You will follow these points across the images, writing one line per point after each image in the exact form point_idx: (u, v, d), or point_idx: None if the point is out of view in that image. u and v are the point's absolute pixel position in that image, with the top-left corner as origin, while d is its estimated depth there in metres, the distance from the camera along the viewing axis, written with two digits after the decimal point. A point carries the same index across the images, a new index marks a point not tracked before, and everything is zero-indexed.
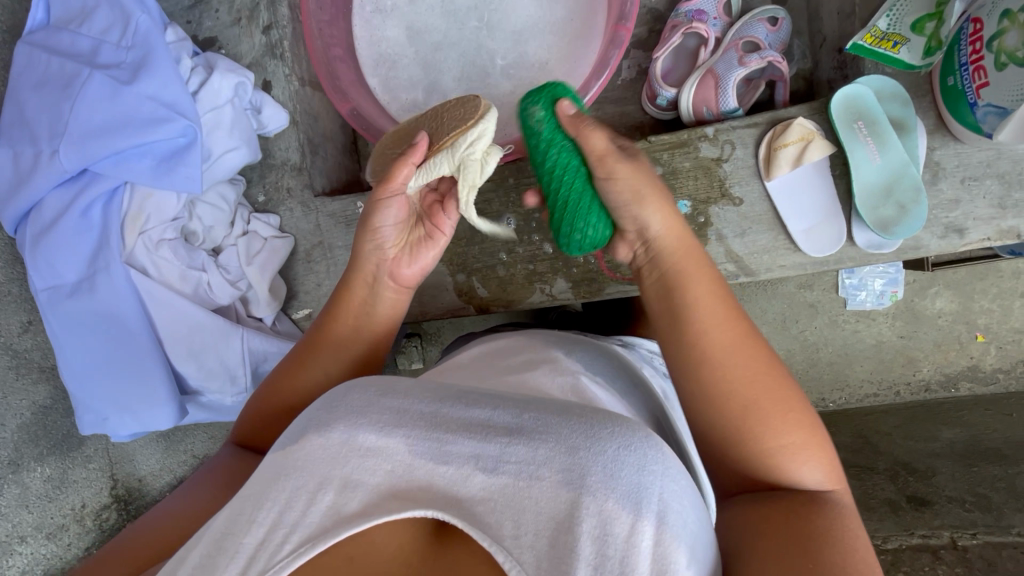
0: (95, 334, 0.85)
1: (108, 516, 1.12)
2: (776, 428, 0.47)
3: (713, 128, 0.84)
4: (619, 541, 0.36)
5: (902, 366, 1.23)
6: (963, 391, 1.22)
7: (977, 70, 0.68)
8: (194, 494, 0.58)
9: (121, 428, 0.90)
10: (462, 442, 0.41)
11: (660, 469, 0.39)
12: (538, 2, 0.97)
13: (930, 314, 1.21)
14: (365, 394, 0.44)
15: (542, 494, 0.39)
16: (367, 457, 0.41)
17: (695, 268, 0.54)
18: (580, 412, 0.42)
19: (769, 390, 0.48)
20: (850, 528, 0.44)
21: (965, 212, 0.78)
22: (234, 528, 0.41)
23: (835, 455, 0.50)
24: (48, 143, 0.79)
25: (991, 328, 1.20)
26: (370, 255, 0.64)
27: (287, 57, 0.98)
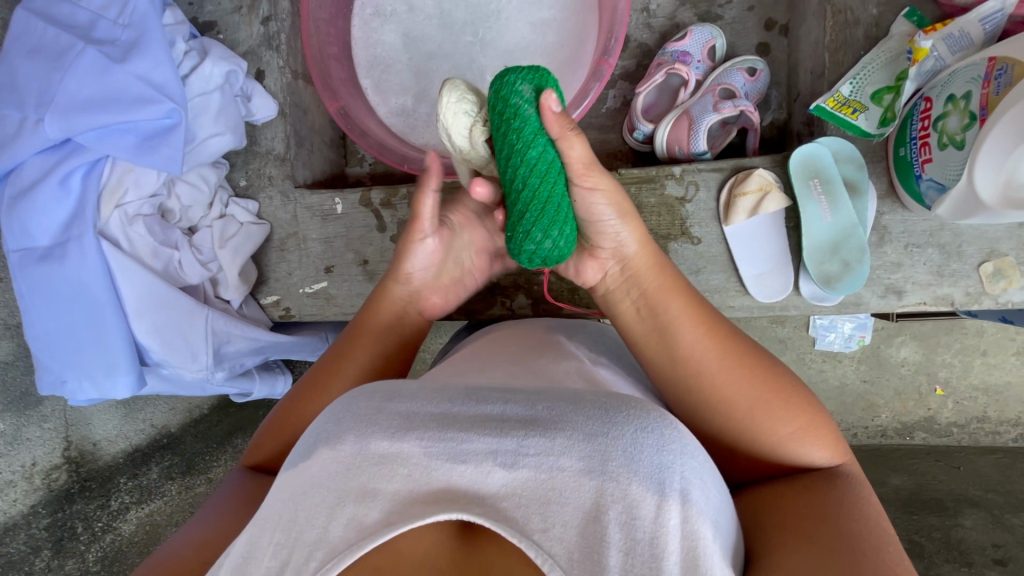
0: (63, 300, 0.87)
1: (57, 476, 1.13)
2: (776, 421, 0.56)
3: (680, 168, 0.87)
4: (647, 522, 0.43)
5: (862, 409, 1.38)
6: (917, 439, 1.37)
7: (923, 146, 0.72)
8: (212, 519, 0.60)
9: (78, 393, 0.92)
10: (482, 439, 0.47)
11: (679, 446, 0.45)
12: (531, 25, 1.00)
13: (893, 361, 1.36)
14: (371, 403, 0.51)
15: (567, 484, 0.45)
16: (382, 463, 0.47)
17: (671, 286, 0.63)
18: (590, 404, 0.48)
19: (767, 391, 0.57)
20: (863, 493, 0.53)
21: (905, 276, 0.82)
22: (254, 553, 0.46)
23: (835, 427, 0.58)
24: (34, 110, 0.81)
25: (949, 382, 1.35)
26: (398, 281, 0.73)
27: (282, 49, 1.00)
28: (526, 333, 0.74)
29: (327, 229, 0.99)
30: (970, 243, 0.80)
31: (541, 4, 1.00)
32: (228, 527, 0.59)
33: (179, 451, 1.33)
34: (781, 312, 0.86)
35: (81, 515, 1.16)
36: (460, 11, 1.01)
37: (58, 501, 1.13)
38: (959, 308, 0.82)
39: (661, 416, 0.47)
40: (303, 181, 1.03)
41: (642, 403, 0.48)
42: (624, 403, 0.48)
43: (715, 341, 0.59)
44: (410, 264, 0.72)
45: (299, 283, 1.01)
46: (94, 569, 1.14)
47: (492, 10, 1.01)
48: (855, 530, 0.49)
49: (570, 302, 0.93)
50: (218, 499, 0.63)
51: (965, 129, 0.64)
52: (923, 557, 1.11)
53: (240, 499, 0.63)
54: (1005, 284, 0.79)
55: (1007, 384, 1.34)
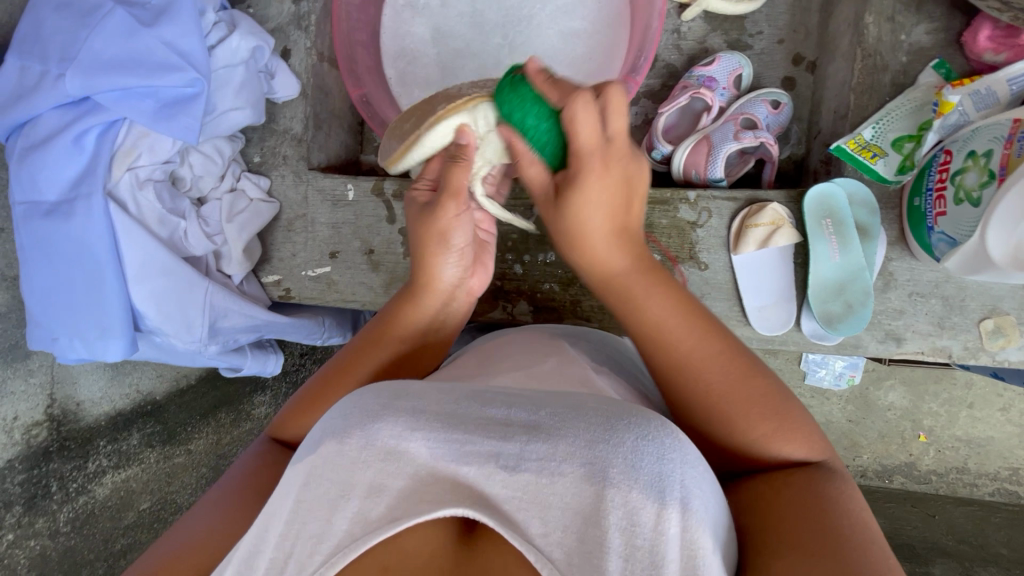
0: (65, 259, 0.87)
1: (37, 433, 1.12)
2: (749, 418, 0.57)
3: (695, 193, 0.87)
4: (647, 530, 0.43)
5: (845, 447, 1.39)
6: (896, 483, 1.38)
7: (938, 198, 0.72)
8: (219, 510, 0.60)
9: (69, 351, 0.91)
10: (484, 442, 0.48)
11: (679, 456, 0.45)
12: (562, 35, 1.00)
13: (881, 404, 1.37)
14: (379, 398, 0.51)
15: (566, 489, 0.45)
16: (389, 461, 0.47)
17: (642, 288, 0.63)
18: (593, 411, 0.49)
19: (738, 394, 0.57)
20: (847, 494, 0.54)
21: (906, 324, 0.82)
22: (262, 546, 0.47)
23: (809, 420, 0.58)
24: (56, 64, 0.80)
25: (933, 431, 1.36)
26: (444, 278, 0.71)
27: (311, 30, 1.00)
28: (531, 337, 0.74)
29: (336, 214, 0.99)
30: (973, 299, 0.81)
31: (574, 14, 1.00)
32: (238, 522, 0.59)
33: (161, 420, 1.32)
34: (779, 346, 0.86)
35: (57, 473, 1.15)
36: (492, 12, 1.01)
37: (36, 458, 1.12)
38: (956, 361, 0.82)
39: (662, 425, 0.47)
40: (317, 164, 1.02)
41: (644, 412, 0.49)
42: (626, 413, 0.49)
43: (692, 334, 0.60)
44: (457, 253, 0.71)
45: (301, 265, 1.01)
46: (64, 530, 1.16)
47: (525, 15, 1.01)
48: (840, 527, 0.50)
49: (571, 313, 0.93)
50: (229, 486, 0.63)
51: (982, 188, 0.65)
52: None
53: (253, 484, 0.63)
54: (1003, 342, 0.80)
55: (990, 438, 1.35)
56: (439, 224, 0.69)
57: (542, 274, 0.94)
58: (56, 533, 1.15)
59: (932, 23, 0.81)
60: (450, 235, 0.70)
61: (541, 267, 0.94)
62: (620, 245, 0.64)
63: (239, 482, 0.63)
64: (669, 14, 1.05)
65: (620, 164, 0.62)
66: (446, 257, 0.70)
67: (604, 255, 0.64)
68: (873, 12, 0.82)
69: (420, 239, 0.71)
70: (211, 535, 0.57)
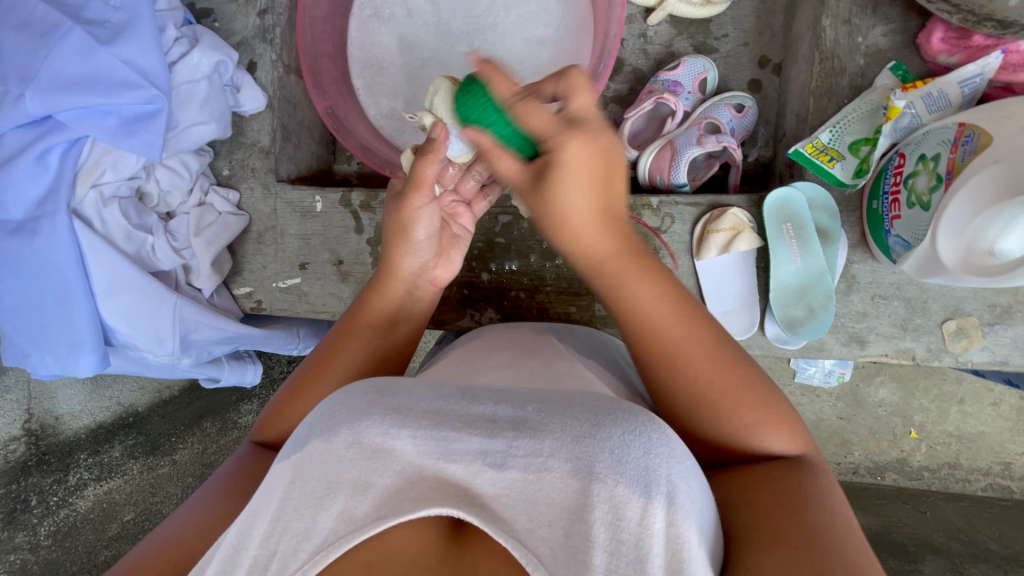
0: (33, 280, 0.88)
1: (17, 447, 1.21)
2: (735, 407, 0.57)
3: (658, 199, 0.87)
4: (632, 524, 0.43)
5: (836, 445, 1.39)
6: (888, 480, 1.37)
7: (894, 202, 0.72)
8: (205, 505, 0.61)
9: (42, 367, 0.93)
10: (469, 439, 0.48)
11: (665, 451, 0.46)
12: (527, 42, 1.00)
13: (871, 401, 1.36)
14: (366, 397, 0.51)
15: (553, 485, 0.45)
16: (377, 460, 0.47)
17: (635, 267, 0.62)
18: (579, 407, 0.50)
19: (738, 386, 0.57)
20: (823, 485, 0.54)
21: (869, 326, 0.82)
22: (245, 543, 0.47)
23: (798, 420, 0.59)
24: (17, 85, 0.81)
25: (925, 427, 1.35)
26: (408, 266, 0.72)
27: (276, 43, 1.00)
28: (520, 334, 0.74)
29: (305, 226, 1.00)
30: (936, 300, 0.81)
31: (539, 21, 1.00)
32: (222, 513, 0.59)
33: (143, 432, 1.29)
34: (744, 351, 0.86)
35: (37, 487, 1.22)
36: (457, 21, 1.02)
37: (15, 472, 1.21)
38: (921, 363, 0.82)
39: (650, 420, 0.48)
40: (285, 176, 1.03)
41: (629, 408, 0.49)
42: (614, 408, 0.49)
43: (681, 322, 0.60)
44: (414, 230, 0.69)
45: (272, 276, 1.01)
46: (44, 543, 1.21)
47: (490, 23, 1.01)
48: (823, 525, 0.50)
49: (540, 320, 0.93)
50: (220, 478, 0.64)
51: (931, 192, 0.64)
52: None
53: (239, 480, 0.63)
54: (966, 343, 0.80)
55: (981, 433, 1.34)
56: (404, 216, 0.68)
57: (509, 282, 0.94)
58: (36, 546, 1.20)
59: (888, 25, 0.81)
60: (414, 227, 0.69)
61: (510, 274, 0.94)
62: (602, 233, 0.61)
63: (230, 476, 0.64)
64: (635, 19, 1.05)
65: (599, 140, 0.57)
66: (411, 248, 0.71)
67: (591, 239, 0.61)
68: (830, 15, 0.82)
69: (388, 229, 0.72)
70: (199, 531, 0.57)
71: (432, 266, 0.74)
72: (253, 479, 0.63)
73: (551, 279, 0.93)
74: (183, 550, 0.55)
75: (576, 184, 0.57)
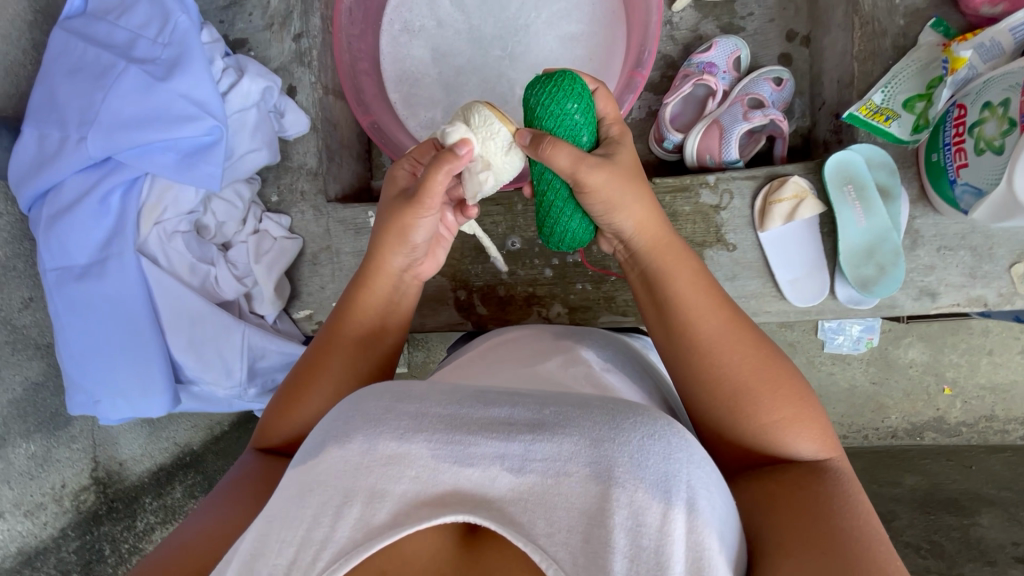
0: (102, 323, 0.87)
1: (85, 498, 1.08)
2: (767, 403, 0.56)
3: (714, 176, 0.89)
4: (653, 530, 0.41)
5: (872, 411, 1.32)
6: (927, 440, 1.31)
7: (958, 152, 0.74)
8: (217, 510, 0.59)
9: (113, 411, 0.92)
10: (486, 443, 0.45)
11: (685, 456, 0.44)
12: (560, 40, 1.02)
13: (902, 362, 1.31)
14: (381, 402, 0.49)
15: (573, 489, 0.43)
16: (390, 465, 0.45)
17: (671, 261, 0.63)
18: (598, 409, 0.47)
19: (765, 381, 0.56)
20: (850, 493, 0.52)
21: (938, 278, 0.84)
22: (265, 549, 0.44)
23: (827, 420, 0.57)
24: (76, 129, 0.81)
25: (958, 382, 1.30)
26: (393, 264, 0.70)
27: (314, 65, 1.01)
28: (535, 338, 0.73)
29: (361, 242, 1.00)
30: (1001, 245, 0.82)
31: (570, 17, 1.02)
32: (235, 520, 0.58)
33: (200, 471, 1.31)
34: (817, 316, 0.87)
35: (108, 537, 1.12)
36: (489, 26, 1.03)
37: (87, 522, 1.08)
38: (992, 308, 0.84)
39: (669, 423, 0.45)
40: (334, 196, 1.02)
41: (648, 410, 0.47)
42: (633, 410, 0.47)
43: (721, 314, 0.60)
44: (412, 234, 0.68)
45: (332, 297, 1.01)
46: None
47: (521, 25, 1.02)
48: (840, 528, 0.49)
49: (606, 310, 0.94)
50: (227, 484, 0.62)
51: (1004, 136, 0.66)
52: (944, 557, 1.05)
53: (252, 485, 0.62)
54: None
55: (1014, 383, 1.29)
56: (403, 221, 0.67)
57: (573, 274, 0.95)
58: None
59: None
60: (413, 231, 0.68)
61: (573, 267, 0.95)
62: (654, 217, 0.64)
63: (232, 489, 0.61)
64: None
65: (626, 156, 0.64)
66: (401, 249, 0.69)
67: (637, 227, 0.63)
68: None
69: (382, 228, 0.70)
70: (214, 537, 0.56)
71: (420, 265, 0.73)
72: (264, 488, 0.61)
73: (615, 268, 0.93)
74: (194, 557, 0.54)
75: (620, 188, 0.62)
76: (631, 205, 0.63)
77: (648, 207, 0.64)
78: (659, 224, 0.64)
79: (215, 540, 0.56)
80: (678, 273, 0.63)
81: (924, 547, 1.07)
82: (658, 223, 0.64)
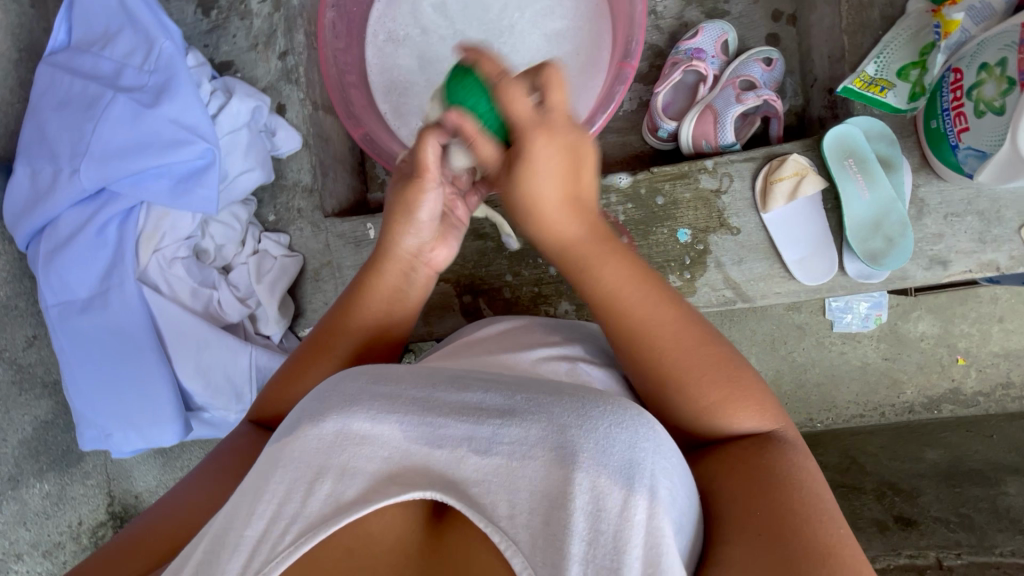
0: (108, 355, 0.86)
1: (104, 533, 1.11)
2: (704, 386, 0.55)
3: (712, 161, 0.88)
4: (612, 515, 0.42)
5: (887, 388, 1.22)
6: (945, 413, 1.21)
7: (957, 116, 0.73)
8: (197, 486, 0.61)
9: (125, 444, 0.91)
10: (458, 425, 0.47)
11: (652, 445, 0.45)
12: (546, 37, 1.02)
13: (913, 336, 1.21)
14: (358, 382, 0.50)
15: (535, 472, 0.44)
16: (362, 445, 0.46)
17: (598, 250, 0.61)
18: (569, 396, 0.48)
19: (701, 363, 0.55)
20: (799, 462, 0.52)
21: (948, 246, 0.83)
22: (235, 524, 0.45)
23: (771, 395, 0.57)
24: (69, 162, 0.81)
25: (971, 351, 1.21)
26: (405, 247, 0.68)
27: (302, 82, 1.00)
28: (523, 330, 0.70)
29: (361, 255, 0.97)
30: (1009, 208, 0.81)
31: (554, 14, 1.02)
32: (210, 498, 0.60)
33: None
34: (828, 294, 0.86)
35: None
36: (473, 29, 1.03)
37: None
38: (1006, 272, 0.82)
39: (640, 414, 0.47)
40: (332, 211, 1.01)
41: (617, 399, 0.48)
42: (599, 399, 0.48)
43: (649, 299, 0.58)
44: (417, 212, 0.67)
45: None
46: None
47: (506, 26, 1.02)
48: (790, 502, 0.48)
49: None
50: (212, 457, 0.65)
51: (1003, 96, 0.66)
52: (974, 529, 0.91)
53: (228, 461, 0.63)
54: None
55: None
56: (407, 198, 0.66)
57: None
58: None
59: None
60: (418, 209, 0.66)
61: None
62: (576, 207, 0.61)
63: (211, 465, 0.64)
64: None
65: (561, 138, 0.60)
66: (410, 228, 0.67)
67: (562, 221, 0.61)
68: None
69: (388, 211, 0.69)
70: (193, 510, 0.59)
71: (429, 247, 0.70)
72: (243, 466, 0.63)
73: None
74: (166, 538, 0.56)
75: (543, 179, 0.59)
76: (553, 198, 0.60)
77: (571, 202, 0.61)
78: (581, 213, 0.62)
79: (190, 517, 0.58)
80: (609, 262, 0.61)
81: (953, 521, 0.93)
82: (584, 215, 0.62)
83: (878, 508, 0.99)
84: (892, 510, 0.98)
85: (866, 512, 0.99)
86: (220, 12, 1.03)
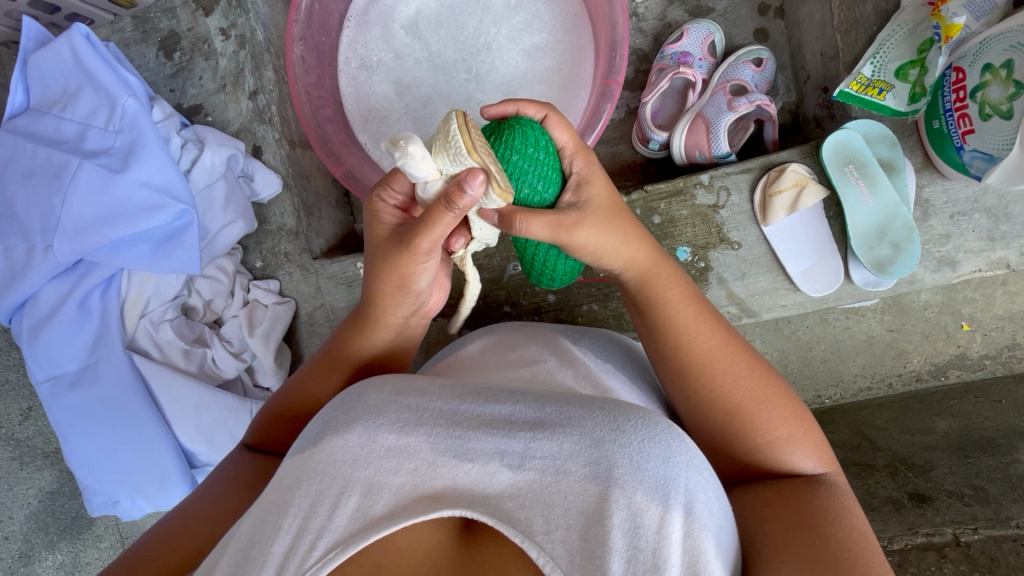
0: (100, 423, 0.84)
1: None
2: (766, 419, 0.53)
3: (708, 175, 0.85)
4: (650, 531, 0.41)
5: (892, 358, 1.02)
6: (952, 379, 1.02)
7: (961, 117, 0.70)
8: (213, 494, 0.59)
9: (134, 509, 0.89)
10: (487, 439, 0.46)
11: (685, 460, 0.44)
12: (525, 53, 0.97)
13: (916, 307, 1.01)
14: (383, 394, 0.49)
15: (571, 488, 0.43)
16: (389, 457, 0.45)
17: (662, 285, 0.60)
18: (600, 408, 0.47)
19: (765, 395, 0.54)
20: (846, 507, 0.50)
21: (957, 246, 0.80)
22: (260, 536, 0.43)
23: (822, 433, 0.56)
24: (41, 238, 0.79)
25: (977, 316, 1.00)
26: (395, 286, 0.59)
27: (275, 120, 0.96)
28: (535, 334, 0.70)
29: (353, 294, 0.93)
30: (1018, 203, 0.78)
31: (532, 29, 0.97)
32: (223, 512, 0.58)
33: None
34: (835, 303, 0.84)
35: None
36: (449, 50, 0.98)
37: None
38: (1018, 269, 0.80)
39: (670, 427, 0.45)
40: (319, 251, 0.97)
41: (651, 412, 0.47)
42: (634, 410, 0.47)
43: (714, 333, 0.57)
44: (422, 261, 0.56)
45: None
46: None
47: (482, 44, 0.98)
48: (837, 537, 0.47)
49: (617, 328, 0.91)
50: (216, 479, 0.62)
51: (1011, 99, 0.63)
52: (988, 501, 0.81)
53: (242, 475, 0.61)
54: None
55: None
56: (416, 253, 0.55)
57: (578, 296, 0.91)
58: None
59: None
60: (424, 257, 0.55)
61: (577, 288, 0.91)
62: (638, 245, 0.60)
63: (226, 477, 0.61)
64: None
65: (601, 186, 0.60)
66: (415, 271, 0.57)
67: (626, 253, 0.59)
68: None
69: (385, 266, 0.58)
70: (208, 524, 0.56)
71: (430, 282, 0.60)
72: (258, 482, 0.61)
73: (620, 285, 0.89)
74: (183, 549, 0.54)
75: (608, 231, 0.58)
76: (616, 238, 0.58)
77: (633, 240, 0.59)
78: (642, 250, 0.60)
79: (206, 530, 0.56)
80: (669, 296, 0.59)
81: (966, 493, 0.83)
82: (645, 253, 0.60)
83: (892, 486, 0.87)
84: (906, 487, 0.86)
85: (880, 489, 0.87)
86: (183, 53, 0.98)
